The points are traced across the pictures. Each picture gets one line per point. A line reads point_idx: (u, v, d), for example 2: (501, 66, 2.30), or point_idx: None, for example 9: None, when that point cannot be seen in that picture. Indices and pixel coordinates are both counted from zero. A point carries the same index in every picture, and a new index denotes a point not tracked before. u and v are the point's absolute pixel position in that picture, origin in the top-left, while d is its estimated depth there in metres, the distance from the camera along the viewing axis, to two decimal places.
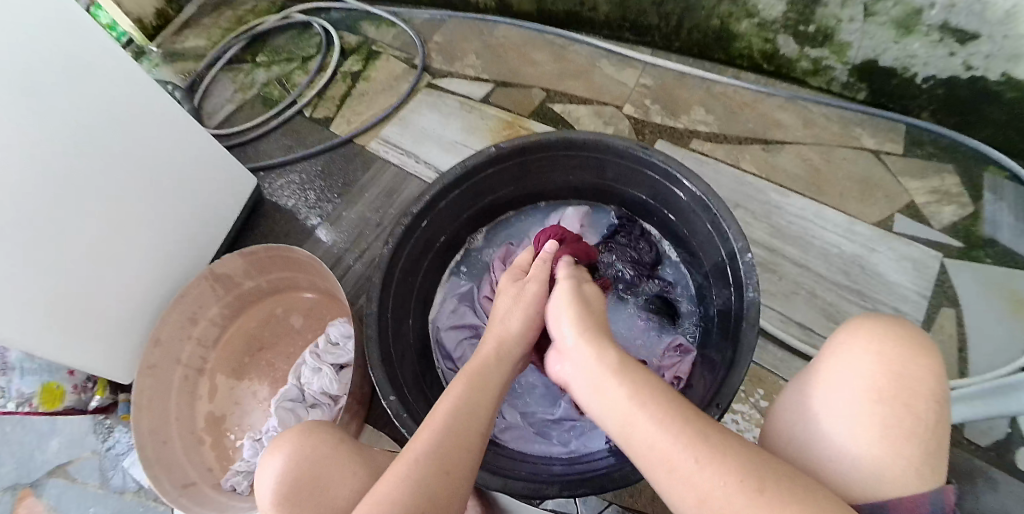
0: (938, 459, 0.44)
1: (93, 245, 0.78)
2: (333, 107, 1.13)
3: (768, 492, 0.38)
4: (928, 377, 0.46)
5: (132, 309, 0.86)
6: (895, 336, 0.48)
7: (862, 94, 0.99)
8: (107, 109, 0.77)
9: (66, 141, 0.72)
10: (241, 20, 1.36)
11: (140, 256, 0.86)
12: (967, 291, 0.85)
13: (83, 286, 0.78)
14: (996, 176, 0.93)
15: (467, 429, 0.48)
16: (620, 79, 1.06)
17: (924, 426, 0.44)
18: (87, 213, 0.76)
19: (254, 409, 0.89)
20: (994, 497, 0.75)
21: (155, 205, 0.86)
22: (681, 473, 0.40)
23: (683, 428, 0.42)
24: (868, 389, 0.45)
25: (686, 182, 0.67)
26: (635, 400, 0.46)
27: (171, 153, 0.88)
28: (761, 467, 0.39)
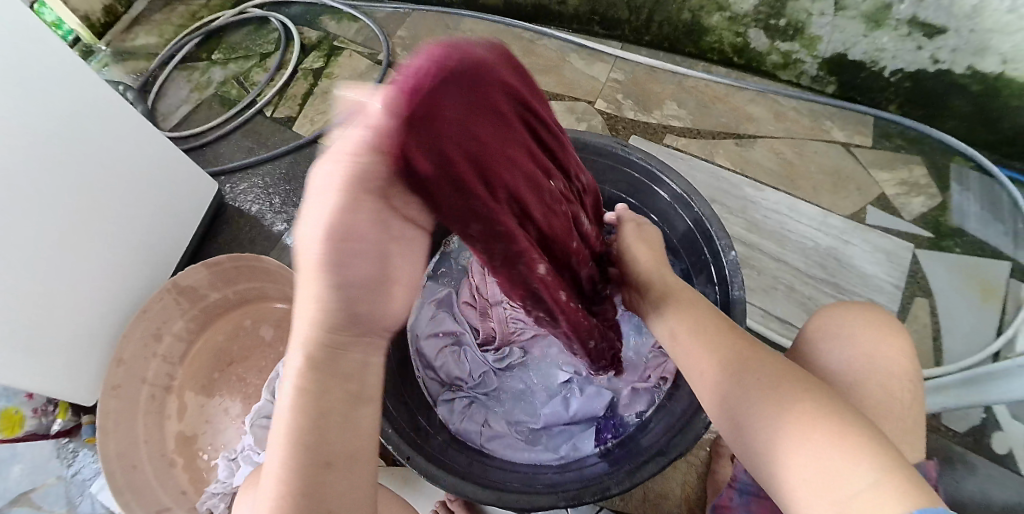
0: (915, 432, 0.48)
1: (65, 236, 0.75)
2: (296, 106, 1.09)
3: (799, 400, 0.40)
4: (898, 356, 0.49)
5: (105, 304, 0.83)
6: (864, 321, 0.50)
7: (832, 87, 1.00)
8: (61, 116, 0.72)
9: (47, 133, 0.70)
10: (195, 15, 1.30)
11: (114, 249, 0.83)
12: (938, 280, 0.86)
13: (56, 280, 0.75)
14: (961, 165, 0.95)
15: (303, 468, 0.35)
16: (591, 73, 1.04)
17: (905, 406, 0.48)
18: (62, 204, 0.74)
19: (228, 427, 0.86)
20: (973, 481, 0.76)
21: (129, 208, 0.84)
22: (730, 396, 0.44)
23: (750, 364, 0.45)
24: (853, 368, 0.49)
25: (667, 181, 0.67)
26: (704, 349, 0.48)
27: (145, 155, 0.85)
28: (796, 379, 0.42)
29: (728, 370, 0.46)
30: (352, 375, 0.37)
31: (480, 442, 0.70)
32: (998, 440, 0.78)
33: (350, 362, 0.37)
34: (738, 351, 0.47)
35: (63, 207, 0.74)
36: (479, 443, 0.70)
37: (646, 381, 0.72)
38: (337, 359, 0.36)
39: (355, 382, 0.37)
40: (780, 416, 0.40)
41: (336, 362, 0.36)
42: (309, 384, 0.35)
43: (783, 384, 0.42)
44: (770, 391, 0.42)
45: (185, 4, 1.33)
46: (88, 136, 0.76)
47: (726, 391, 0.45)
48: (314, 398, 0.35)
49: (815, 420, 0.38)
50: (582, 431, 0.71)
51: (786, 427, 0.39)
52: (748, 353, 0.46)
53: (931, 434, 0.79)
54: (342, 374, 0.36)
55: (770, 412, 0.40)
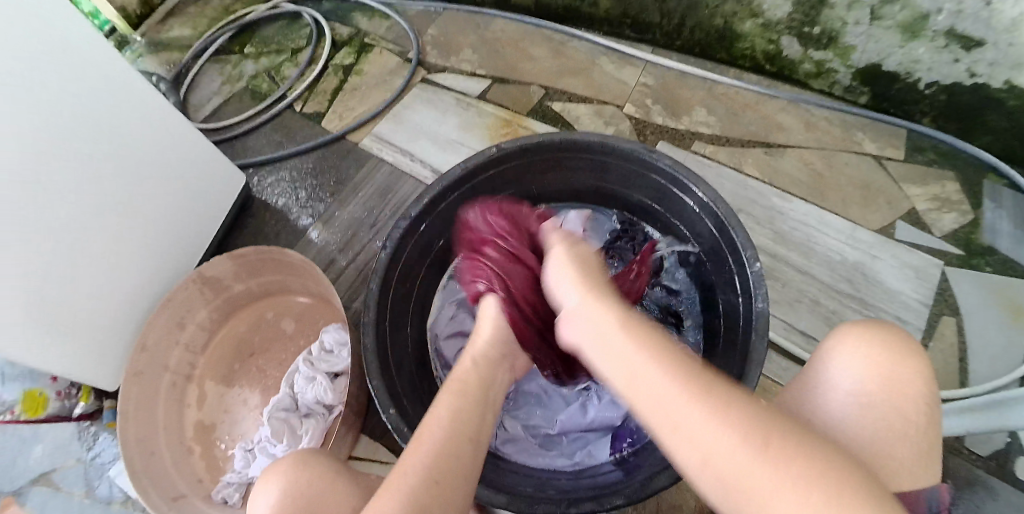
0: (930, 460, 0.43)
1: (89, 218, 0.75)
2: (324, 101, 1.09)
3: (793, 460, 0.34)
4: (915, 380, 0.45)
5: (129, 288, 0.83)
6: (882, 340, 0.47)
7: (864, 97, 0.98)
8: (94, 104, 0.73)
9: (73, 119, 0.71)
10: (229, 8, 1.31)
11: (137, 233, 0.83)
12: (968, 299, 0.84)
13: (80, 261, 0.75)
14: (994, 182, 0.92)
15: (452, 456, 0.45)
16: (619, 77, 1.03)
17: (915, 428, 0.43)
18: (87, 187, 0.74)
19: (245, 417, 0.86)
20: (994, 505, 0.74)
21: (159, 199, 0.85)
22: (708, 447, 0.36)
23: (726, 406, 0.37)
24: (862, 391, 0.45)
25: (694, 189, 0.65)
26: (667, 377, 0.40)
27: (174, 146, 0.86)
28: (780, 429, 0.36)
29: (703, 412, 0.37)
30: (487, 391, 0.52)
31: (495, 443, 0.69)
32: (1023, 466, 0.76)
33: (484, 381, 0.53)
34: (706, 384, 0.39)
35: (89, 193, 0.75)
36: (494, 445, 0.69)
37: None
38: (479, 372, 0.53)
39: (490, 396, 0.52)
40: (779, 483, 0.34)
41: (473, 375, 0.53)
42: (459, 404, 0.49)
43: (772, 440, 0.35)
44: (759, 450, 0.35)
45: None
46: (117, 124, 0.77)
47: (699, 435, 0.37)
48: (462, 394, 0.50)
49: (820, 490, 0.33)
50: (599, 438, 0.70)
51: (785, 495, 0.33)
52: (717, 389, 0.38)
53: (952, 456, 0.77)
54: (477, 384, 0.52)
55: (764, 478, 0.34)
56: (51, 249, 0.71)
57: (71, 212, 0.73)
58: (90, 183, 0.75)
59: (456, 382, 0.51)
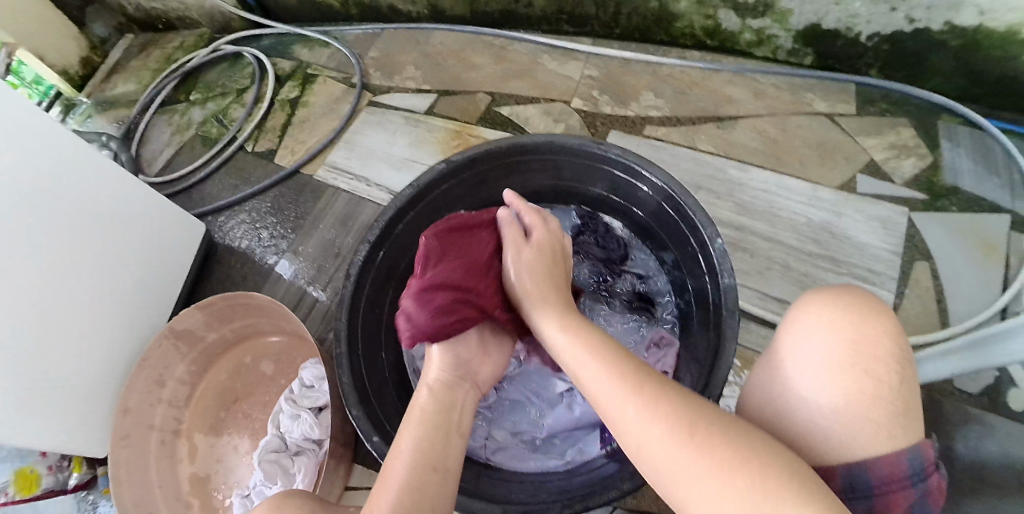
0: (910, 414, 0.43)
1: (57, 255, 0.75)
2: (275, 138, 1.09)
3: (714, 445, 0.38)
4: (882, 337, 0.44)
5: (102, 332, 0.82)
6: (846, 303, 0.46)
7: (809, 59, 0.99)
8: (43, 165, 0.73)
9: (25, 186, 0.71)
10: (171, 57, 1.30)
11: (105, 275, 0.82)
12: (939, 241, 0.85)
13: (52, 300, 0.75)
14: (949, 123, 0.93)
15: (421, 473, 0.46)
16: (564, 73, 1.03)
17: (888, 389, 0.42)
18: (54, 225, 0.75)
19: (238, 464, 0.85)
20: (994, 442, 0.75)
21: (127, 242, 0.85)
22: (642, 437, 0.41)
23: (658, 401, 0.42)
24: (828, 362, 0.44)
25: (647, 174, 0.65)
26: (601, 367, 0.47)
27: (133, 189, 0.86)
28: (706, 417, 0.40)
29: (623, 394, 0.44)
30: (448, 410, 0.53)
31: (486, 454, 0.70)
32: (1014, 397, 0.77)
33: (447, 405, 0.54)
34: (644, 387, 0.43)
35: (47, 262, 0.74)
36: (485, 456, 0.70)
37: None
38: (442, 397, 0.54)
39: (454, 420, 0.53)
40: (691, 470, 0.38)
41: (435, 408, 0.53)
42: (422, 431, 0.50)
43: (699, 428, 0.40)
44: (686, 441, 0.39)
45: (160, 48, 1.33)
46: (66, 188, 0.76)
47: (643, 436, 0.41)
48: (426, 420, 0.51)
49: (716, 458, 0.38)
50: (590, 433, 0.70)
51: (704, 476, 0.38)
52: (651, 386, 0.44)
53: (946, 399, 0.78)
54: (437, 411, 0.53)
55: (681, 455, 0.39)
56: (15, 326, 0.70)
57: (31, 286, 0.72)
58: (49, 253, 0.74)
59: (416, 411, 0.53)
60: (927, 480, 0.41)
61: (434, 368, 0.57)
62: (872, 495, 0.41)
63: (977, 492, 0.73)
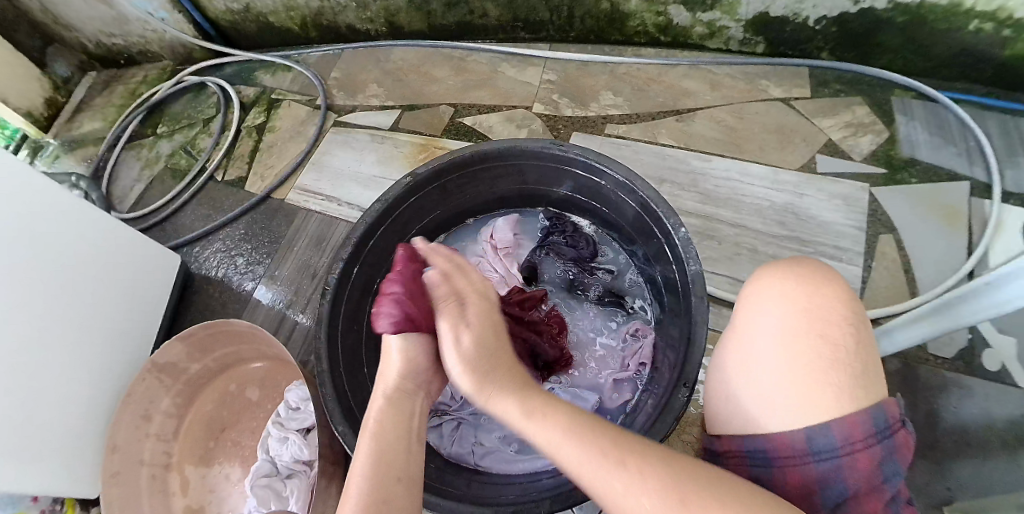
0: (869, 376, 0.44)
1: (40, 305, 0.76)
2: (244, 165, 1.10)
3: (693, 497, 0.36)
4: (835, 304, 0.46)
5: (88, 375, 0.83)
6: (798, 275, 0.48)
7: (760, 46, 1.02)
8: (17, 209, 0.73)
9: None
10: (135, 92, 1.30)
11: (87, 320, 0.83)
12: (900, 214, 0.88)
13: (36, 351, 0.75)
14: (903, 97, 0.97)
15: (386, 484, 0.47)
16: (524, 79, 1.05)
17: (845, 353, 0.44)
18: (40, 274, 0.76)
19: (231, 493, 0.86)
20: (974, 403, 0.78)
21: (106, 287, 0.86)
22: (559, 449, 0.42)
23: (553, 417, 0.45)
24: (785, 331, 0.45)
25: (607, 171, 0.67)
26: (553, 427, 0.44)
27: (112, 236, 0.87)
28: (614, 436, 0.42)
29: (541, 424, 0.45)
30: (405, 415, 0.55)
31: (475, 460, 0.72)
32: (988, 358, 0.80)
33: (402, 416, 0.54)
34: (612, 441, 0.41)
35: (27, 312, 0.74)
36: (475, 462, 0.72)
37: (626, 371, 0.74)
38: (396, 408, 0.54)
39: (413, 427, 0.54)
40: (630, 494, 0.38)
41: (389, 421, 0.53)
42: (381, 438, 0.51)
43: (645, 464, 0.39)
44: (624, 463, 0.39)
45: (124, 83, 1.33)
46: (37, 229, 0.76)
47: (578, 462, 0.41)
48: (383, 427, 0.52)
49: (640, 479, 0.38)
50: None
51: (611, 475, 0.39)
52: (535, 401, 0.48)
53: (922, 365, 0.81)
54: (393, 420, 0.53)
55: (609, 481, 0.39)
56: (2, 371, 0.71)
57: (8, 333, 0.72)
58: (25, 298, 0.74)
59: (372, 425, 0.52)
60: (894, 436, 0.42)
61: (393, 373, 0.56)
62: (836, 454, 0.41)
63: (959, 453, 0.76)
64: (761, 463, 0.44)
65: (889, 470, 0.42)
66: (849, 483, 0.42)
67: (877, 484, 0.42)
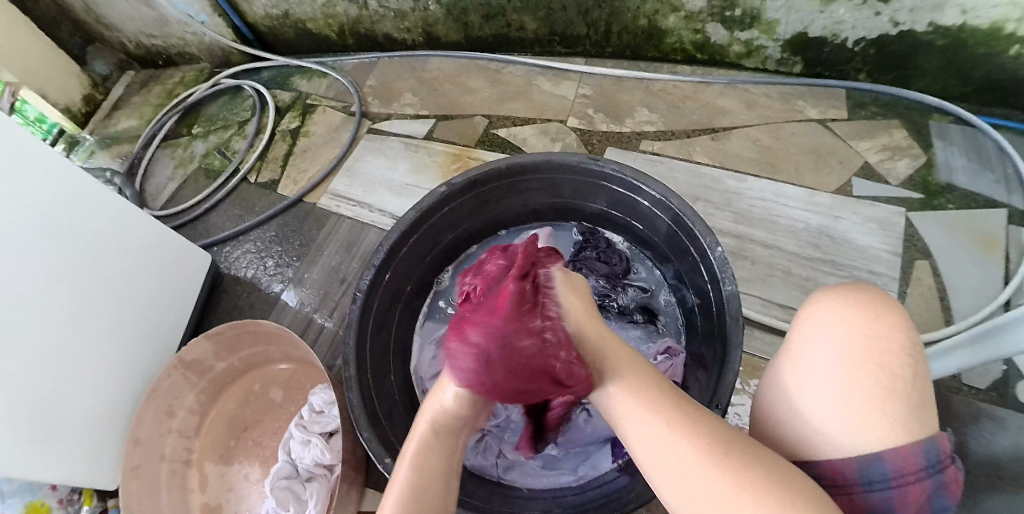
0: (925, 411, 0.43)
1: (71, 300, 0.77)
2: (278, 167, 1.11)
3: (795, 509, 0.35)
4: (895, 332, 0.45)
5: (117, 368, 0.84)
6: (858, 301, 0.46)
7: (798, 67, 1.01)
8: (51, 205, 0.74)
9: (31, 226, 0.72)
10: (171, 92, 1.33)
11: (114, 316, 0.84)
12: (937, 241, 0.86)
13: (66, 343, 0.76)
14: (941, 121, 0.95)
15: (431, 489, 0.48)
16: (558, 92, 1.05)
17: (903, 383, 0.42)
18: (71, 267, 0.77)
19: (250, 492, 0.86)
20: (1006, 437, 0.75)
21: (137, 283, 0.87)
22: (644, 430, 0.43)
23: (644, 389, 0.45)
24: (842, 357, 0.44)
25: (644, 188, 0.67)
26: (658, 422, 0.42)
27: (144, 232, 0.88)
28: (746, 448, 0.39)
29: (641, 404, 0.44)
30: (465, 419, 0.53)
31: (500, 473, 0.72)
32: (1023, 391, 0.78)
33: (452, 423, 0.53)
34: (716, 445, 0.39)
35: (50, 294, 0.75)
36: (499, 476, 0.72)
37: None
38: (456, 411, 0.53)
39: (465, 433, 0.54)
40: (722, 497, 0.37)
41: (431, 454, 0.50)
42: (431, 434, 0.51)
43: (772, 488, 0.36)
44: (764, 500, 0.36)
45: (160, 83, 1.36)
46: (72, 223, 0.77)
47: (669, 452, 0.40)
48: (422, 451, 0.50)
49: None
50: (599, 448, 0.72)
51: (733, 498, 0.37)
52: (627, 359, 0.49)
53: (954, 396, 0.79)
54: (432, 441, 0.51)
55: (720, 493, 0.37)
56: (26, 363, 0.71)
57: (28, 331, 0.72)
58: (56, 293, 0.75)
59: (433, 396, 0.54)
60: (944, 471, 0.41)
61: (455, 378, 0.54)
62: (889, 486, 0.40)
63: (990, 486, 0.73)
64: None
65: (936, 505, 0.41)
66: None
67: None
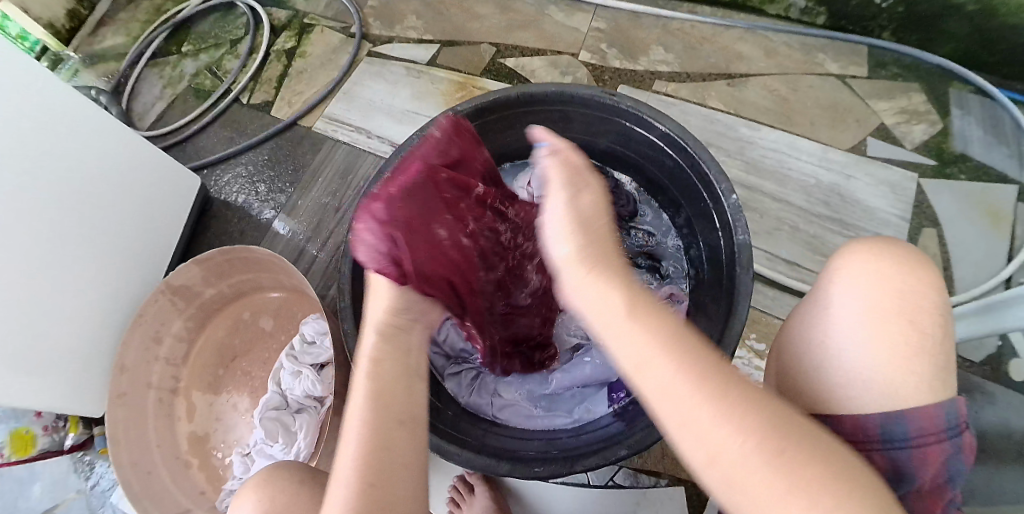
0: (948, 370, 0.41)
1: (55, 222, 0.74)
2: (271, 90, 1.06)
3: (808, 471, 0.30)
4: (928, 290, 0.43)
5: (105, 293, 0.82)
6: (895, 256, 0.44)
7: (822, 18, 0.96)
8: (35, 122, 0.70)
9: (15, 142, 0.68)
10: (161, 8, 1.26)
11: (101, 240, 0.80)
12: (947, 209, 0.84)
13: (51, 266, 0.73)
14: (961, 91, 0.91)
15: (383, 420, 0.42)
16: (572, 25, 1.00)
17: (930, 341, 0.41)
18: (53, 184, 0.73)
19: (237, 422, 0.85)
20: (995, 410, 0.75)
21: (123, 207, 0.83)
22: (640, 357, 0.34)
23: (671, 337, 0.34)
24: (871, 312, 0.42)
25: (659, 127, 0.63)
26: (663, 351, 0.33)
27: (130, 155, 0.84)
28: (796, 436, 0.31)
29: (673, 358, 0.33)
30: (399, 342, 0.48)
31: (493, 412, 0.71)
32: (1016, 367, 0.77)
33: (396, 381, 0.45)
34: (714, 379, 0.32)
35: (35, 219, 0.71)
36: (492, 414, 0.71)
37: None
38: (394, 341, 0.48)
39: (412, 361, 0.47)
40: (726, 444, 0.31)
41: (387, 373, 0.45)
42: (380, 357, 0.46)
43: (787, 446, 0.30)
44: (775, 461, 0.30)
45: None
46: (63, 146, 0.74)
47: (668, 390, 0.32)
48: (374, 431, 0.41)
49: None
50: (594, 394, 0.71)
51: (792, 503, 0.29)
52: (641, 296, 0.37)
53: None
54: (400, 408, 0.43)
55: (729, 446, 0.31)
56: (15, 287, 0.69)
57: (11, 251, 0.68)
58: (43, 215, 0.72)
59: (368, 361, 0.45)
60: (963, 434, 0.39)
61: (378, 305, 0.50)
62: (907, 445, 0.39)
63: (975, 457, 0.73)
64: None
65: (953, 469, 0.40)
66: (915, 477, 0.40)
67: (941, 483, 0.40)
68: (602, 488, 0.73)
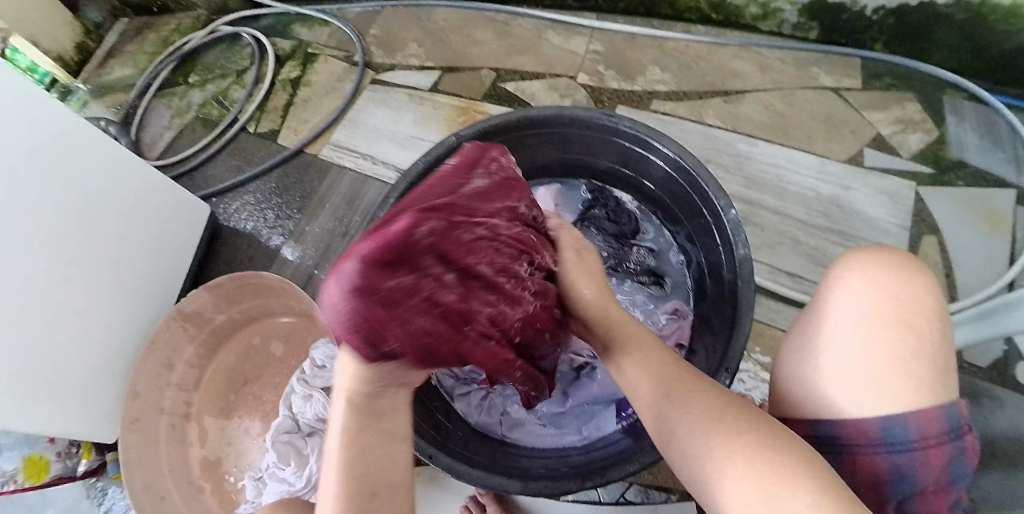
0: (948, 376, 0.42)
1: (72, 253, 0.76)
2: (277, 117, 1.08)
3: (742, 429, 0.37)
4: (926, 295, 0.44)
5: (118, 321, 0.83)
6: (894, 267, 0.45)
7: (814, 33, 0.98)
8: (51, 156, 0.72)
9: (33, 177, 0.70)
10: (167, 40, 1.29)
11: (115, 268, 0.82)
12: (947, 215, 0.84)
13: (65, 296, 0.75)
14: (954, 97, 0.93)
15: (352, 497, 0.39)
16: (569, 48, 1.02)
17: (929, 347, 0.42)
18: (68, 214, 0.75)
19: (250, 447, 0.87)
20: (1004, 415, 0.75)
21: (136, 234, 0.85)
22: (675, 430, 0.40)
23: (696, 399, 0.40)
24: (870, 319, 0.43)
25: (658, 145, 0.65)
26: (688, 412, 0.40)
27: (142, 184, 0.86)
28: (742, 409, 0.39)
29: (666, 394, 0.42)
30: (375, 408, 0.43)
31: (503, 431, 0.72)
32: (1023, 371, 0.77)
33: (373, 446, 0.42)
34: (679, 377, 0.43)
35: (51, 249, 0.73)
36: (503, 433, 0.72)
37: None
38: (370, 408, 0.42)
39: (386, 422, 0.43)
40: (681, 415, 0.40)
41: (363, 441, 0.41)
42: (351, 423, 0.42)
43: (727, 413, 0.39)
44: (711, 420, 0.38)
45: (155, 32, 1.31)
46: (78, 178, 0.76)
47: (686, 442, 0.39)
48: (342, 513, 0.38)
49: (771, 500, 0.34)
50: (603, 410, 0.72)
51: (725, 456, 0.36)
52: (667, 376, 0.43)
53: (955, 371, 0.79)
54: (377, 478, 0.40)
55: (681, 417, 0.40)
56: (32, 317, 0.70)
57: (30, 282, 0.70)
58: (58, 246, 0.74)
59: (337, 431, 0.41)
60: (965, 437, 0.40)
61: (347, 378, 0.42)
62: (909, 448, 0.40)
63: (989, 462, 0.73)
64: (831, 448, 0.42)
65: (956, 471, 0.40)
66: (918, 479, 0.40)
67: (944, 485, 0.40)
68: (614, 504, 0.74)
